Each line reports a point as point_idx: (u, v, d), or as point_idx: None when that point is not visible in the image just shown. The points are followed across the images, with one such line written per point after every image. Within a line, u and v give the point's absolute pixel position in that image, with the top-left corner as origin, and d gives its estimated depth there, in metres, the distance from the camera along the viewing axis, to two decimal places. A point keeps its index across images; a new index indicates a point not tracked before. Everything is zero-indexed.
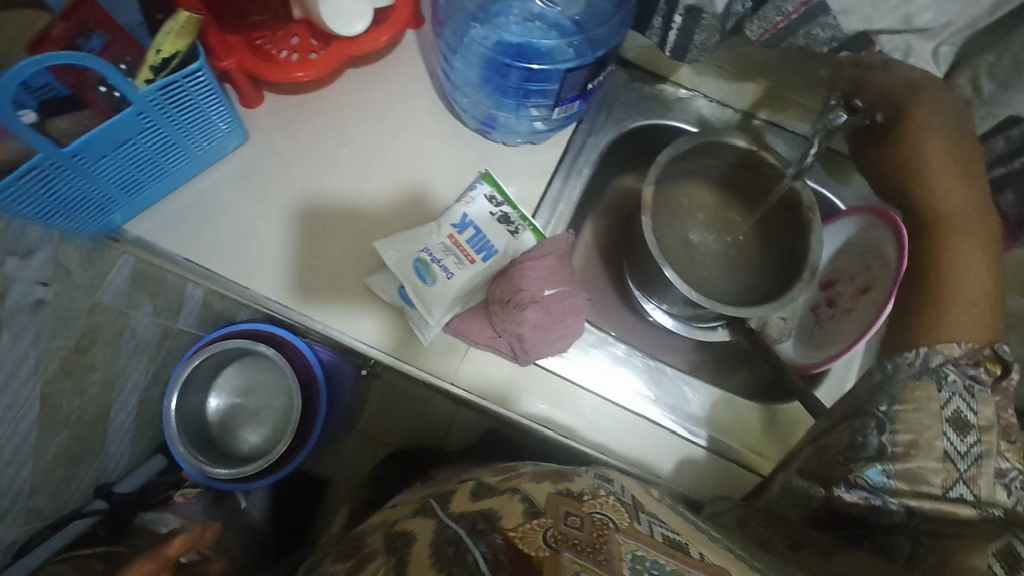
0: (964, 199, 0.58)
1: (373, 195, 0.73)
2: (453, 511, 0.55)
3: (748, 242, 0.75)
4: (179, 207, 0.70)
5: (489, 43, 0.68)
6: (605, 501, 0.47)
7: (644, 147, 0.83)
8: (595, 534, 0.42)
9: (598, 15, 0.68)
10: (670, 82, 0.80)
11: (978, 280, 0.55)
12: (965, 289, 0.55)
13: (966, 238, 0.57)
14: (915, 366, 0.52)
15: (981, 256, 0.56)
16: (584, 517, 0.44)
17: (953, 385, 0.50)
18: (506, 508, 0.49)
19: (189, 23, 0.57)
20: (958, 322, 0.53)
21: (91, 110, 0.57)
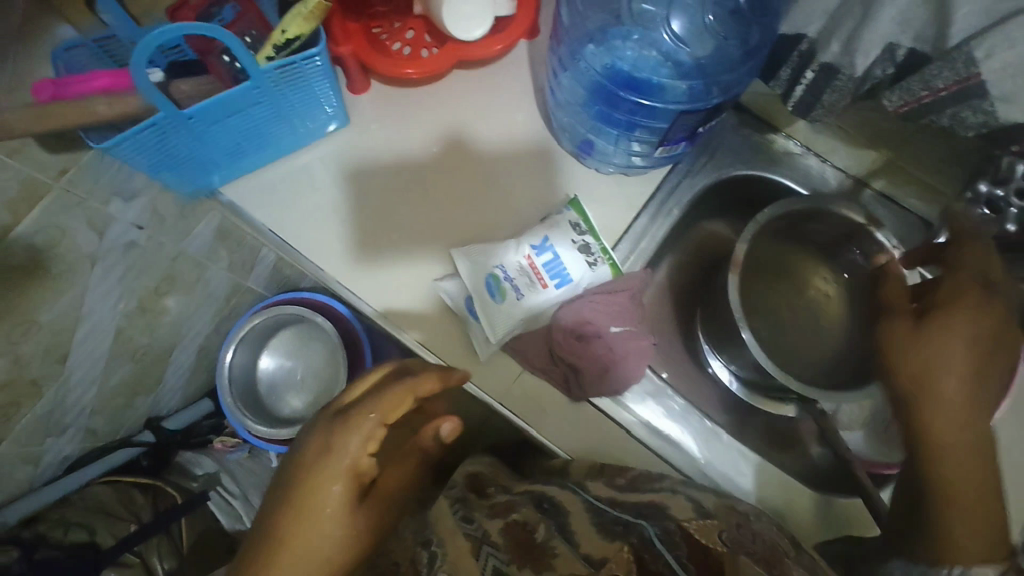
0: (966, 425, 0.48)
1: (455, 202, 0.72)
2: (595, 493, 0.56)
3: (835, 317, 0.71)
4: (272, 180, 0.72)
5: (604, 69, 0.66)
6: (768, 526, 0.51)
7: (741, 197, 0.79)
8: (769, 551, 0.45)
9: (726, 62, 0.64)
10: (782, 133, 0.76)
11: (981, 516, 0.47)
12: (964, 527, 0.47)
13: (964, 459, 0.48)
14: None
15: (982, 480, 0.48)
16: (754, 534, 0.47)
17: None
18: (673, 504, 0.51)
19: (317, 9, 0.57)
20: (964, 540, 0.47)
21: (211, 77, 0.60)
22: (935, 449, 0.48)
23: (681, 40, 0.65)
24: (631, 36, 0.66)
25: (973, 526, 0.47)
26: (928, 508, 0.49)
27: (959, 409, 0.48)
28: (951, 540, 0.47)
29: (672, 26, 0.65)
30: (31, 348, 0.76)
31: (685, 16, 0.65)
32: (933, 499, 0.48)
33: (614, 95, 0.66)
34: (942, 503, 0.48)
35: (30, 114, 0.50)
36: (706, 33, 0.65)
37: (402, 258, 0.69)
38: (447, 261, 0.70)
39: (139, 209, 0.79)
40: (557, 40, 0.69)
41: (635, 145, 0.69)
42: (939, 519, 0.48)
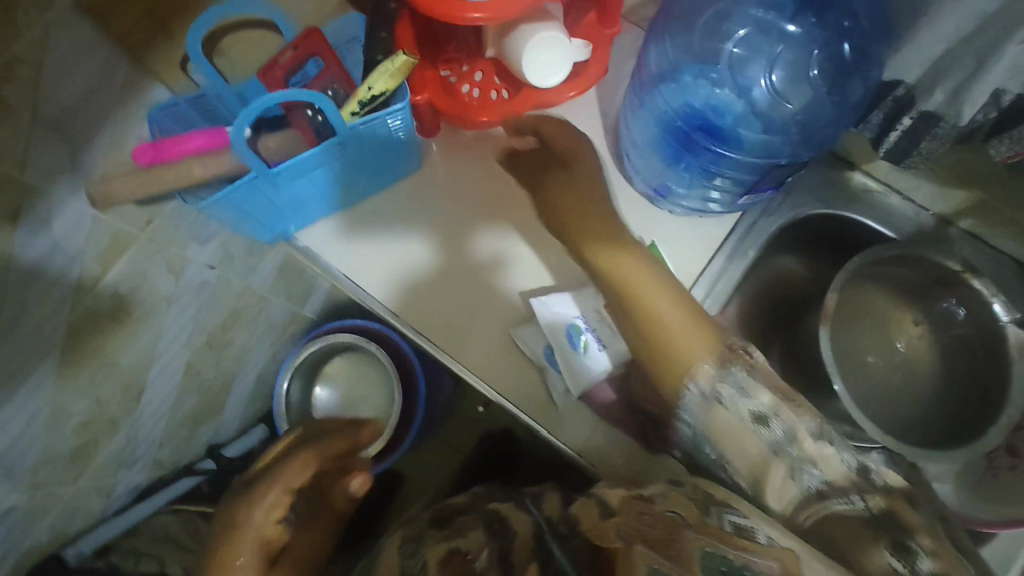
0: (657, 281, 0.60)
1: (472, 209, 0.72)
2: (547, 517, 0.62)
3: (927, 368, 0.67)
4: (346, 226, 0.72)
5: (692, 115, 0.66)
6: (678, 498, 0.48)
7: (817, 236, 0.77)
8: (666, 530, 0.44)
9: (817, 112, 0.64)
10: (860, 170, 0.74)
11: (687, 318, 0.58)
12: (677, 337, 0.56)
13: (656, 293, 0.59)
14: (741, 413, 0.53)
15: (680, 305, 0.59)
16: (658, 516, 0.46)
17: (733, 379, 0.54)
18: (585, 511, 0.53)
19: (404, 65, 0.57)
20: (692, 343, 0.56)
21: (294, 129, 0.61)
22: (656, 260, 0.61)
23: (772, 89, 0.65)
24: (718, 82, 0.66)
25: (695, 339, 0.56)
26: (647, 322, 0.58)
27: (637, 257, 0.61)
28: (744, 461, 0.53)
29: (764, 74, 0.65)
30: (111, 389, 0.78)
31: (781, 64, 0.65)
32: (637, 309, 0.59)
33: (702, 141, 0.65)
34: (653, 310, 0.58)
35: (135, 180, 0.53)
36: (804, 82, 0.64)
37: (408, 259, 0.71)
38: (435, 249, 0.71)
39: (212, 251, 0.81)
40: (637, 82, 0.68)
41: (713, 192, 0.68)
42: (647, 315, 0.58)
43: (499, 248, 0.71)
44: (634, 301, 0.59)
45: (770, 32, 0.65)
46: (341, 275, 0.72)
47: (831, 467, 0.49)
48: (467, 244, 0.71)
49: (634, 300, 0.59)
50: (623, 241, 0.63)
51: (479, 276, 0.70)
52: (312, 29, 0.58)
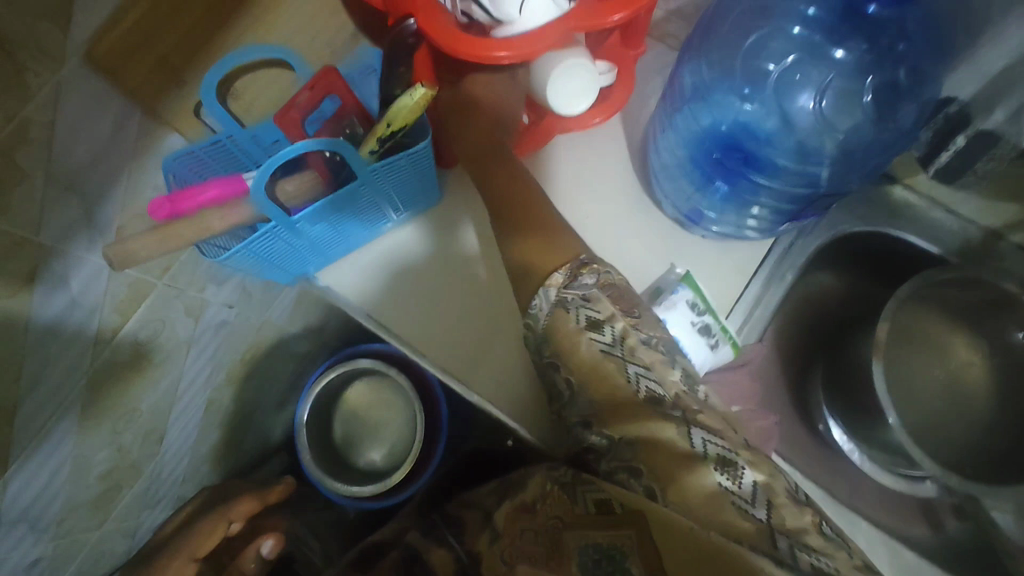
0: (523, 186, 0.59)
1: (477, 227, 0.71)
2: (465, 548, 0.58)
3: (981, 394, 0.64)
4: (367, 263, 0.71)
5: (730, 140, 0.63)
6: (550, 496, 0.50)
7: (858, 254, 0.73)
8: (548, 543, 0.47)
9: (864, 137, 0.61)
10: (900, 184, 0.70)
11: (552, 243, 0.53)
12: (539, 257, 0.53)
13: (531, 212, 0.57)
14: (578, 317, 0.48)
15: (545, 229, 0.55)
16: (538, 530, 0.49)
17: (583, 290, 0.49)
18: (478, 541, 0.55)
19: (422, 99, 0.54)
20: (549, 262, 0.52)
21: (312, 171, 0.58)
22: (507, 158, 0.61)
23: (816, 112, 0.62)
24: (759, 107, 0.63)
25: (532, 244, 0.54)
26: (515, 251, 0.55)
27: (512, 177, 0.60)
28: (580, 366, 0.48)
29: (809, 99, 0.62)
30: (132, 436, 0.77)
31: (830, 90, 0.62)
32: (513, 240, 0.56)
33: (740, 166, 0.62)
34: (524, 239, 0.55)
35: (153, 238, 0.50)
36: (854, 107, 0.61)
37: (404, 274, 0.70)
38: (432, 261, 0.71)
39: (229, 291, 0.79)
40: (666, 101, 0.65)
41: (751, 218, 0.65)
42: (523, 244, 0.55)
43: (488, 250, 0.70)
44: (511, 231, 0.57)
45: (816, 56, 0.62)
46: (347, 300, 0.71)
47: (667, 381, 0.46)
48: (470, 261, 0.70)
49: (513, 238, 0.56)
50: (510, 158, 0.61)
51: (489, 296, 0.69)
52: (330, 68, 0.57)
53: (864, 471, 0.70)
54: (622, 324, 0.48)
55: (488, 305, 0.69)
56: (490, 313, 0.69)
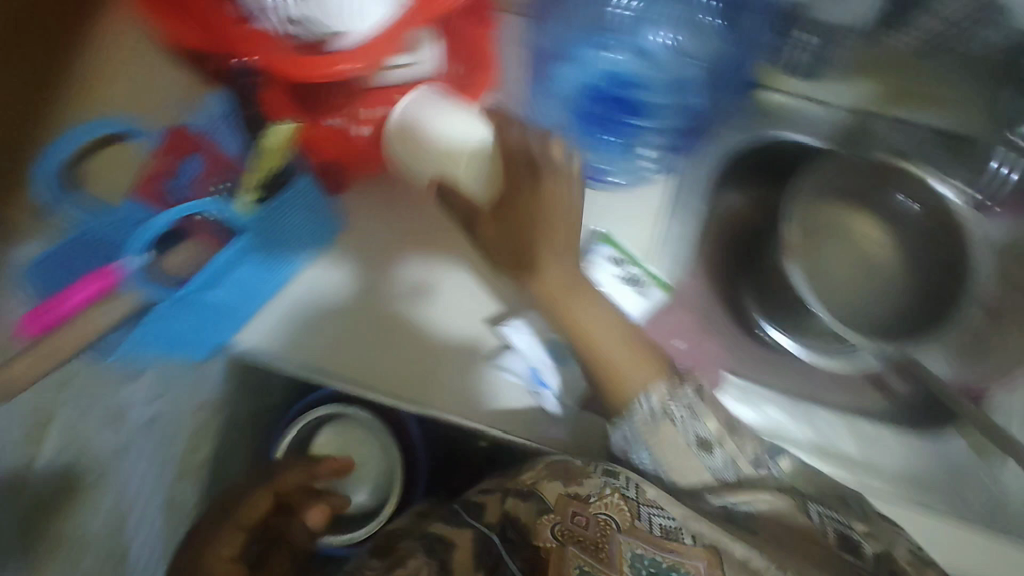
0: (574, 263, 0.57)
1: (391, 247, 0.67)
2: (489, 522, 0.48)
3: (891, 261, 0.69)
4: (279, 312, 0.66)
5: (604, 83, 0.67)
6: (609, 500, 0.46)
7: (757, 166, 0.73)
8: (598, 533, 0.45)
9: (719, 56, 0.68)
10: (772, 89, 0.70)
11: (617, 339, 0.55)
12: (615, 363, 0.54)
13: (588, 306, 0.56)
14: (678, 413, 0.52)
15: (602, 308, 0.56)
16: (590, 517, 0.46)
17: (685, 402, 0.53)
18: (517, 507, 0.48)
19: (290, 132, 0.54)
20: (635, 368, 0.54)
21: (195, 239, 0.54)
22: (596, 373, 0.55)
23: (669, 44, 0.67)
24: (620, 55, 0.67)
25: (607, 337, 0.55)
26: (584, 350, 0.55)
27: (559, 260, 0.56)
28: (674, 462, 0.52)
29: (663, 35, 0.67)
30: None
31: (677, 22, 0.67)
32: (575, 336, 0.56)
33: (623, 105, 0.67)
34: (589, 324, 0.55)
35: (31, 358, 0.47)
36: (701, 32, 0.67)
37: (326, 318, 0.66)
38: (347, 290, 0.67)
39: None
40: (534, 69, 0.67)
41: (647, 155, 0.68)
42: (590, 346, 0.55)
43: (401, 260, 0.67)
44: (571, 332, 0.56)
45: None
46: (272, 361, 0.66)
47: (754, 477, 0.51)
48: (394, 283, 0.67)
49: (572, 331, 0.56)
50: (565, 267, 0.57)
51: (421, 316, 0.66)
52: (178, 128, 0.53)
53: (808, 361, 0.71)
54: (729, 447, 0.52)
55: (422, 325, 0.66)
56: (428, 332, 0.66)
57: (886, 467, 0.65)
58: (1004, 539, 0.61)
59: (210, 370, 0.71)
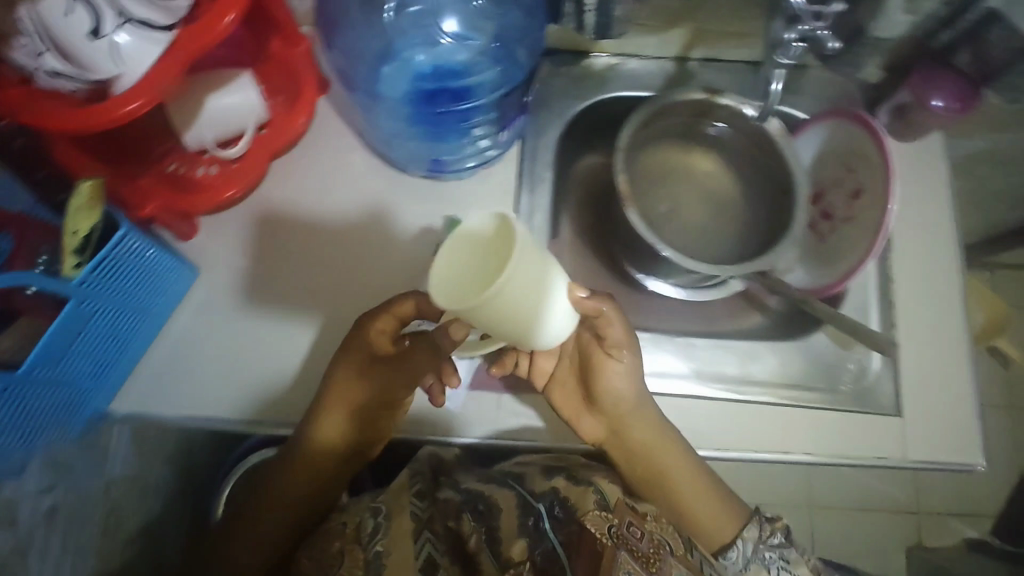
0: (688, 486, 0.63)
1: (284, 280, 0.69)
2: (534, 492, 0.57)
3: (730, 189, 0.73)
4: (159, 366, 0.66)
5: (416, 80, 0.66)
6: (665, 527, 0.53)
7: (594, 127, 0.79)
8: (651, 549, 0.49)
9: (508, 24, 0.69)
10: (593, 54, 0.77)
11: (705, 495, 0.63)
12: (693, 499, 0.63)
13: (677, 467, 0.62)
14: (747, 551, 0.61)
15: (700, 490, 0.63)
16: (642, 530, 0.51)
17: (777, 549, 0.61)
18: (580, 497, 0.54)
19: (94, 190, 0.51)
20: (710, 518, 0.63)
21: (27, 316, 0.52)
22: (655, 470, 0.63)
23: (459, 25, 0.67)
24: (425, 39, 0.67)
25: (687, 484, 0.63)
26: (665, 489, 0.63)
27: (660, 498, 0.63)
28: (714, 521, 0.63)
29: (448, 17, 0.67)
30: None
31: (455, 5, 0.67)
32: (665, 487, 0.63)
33: (442, 94, 0.66)
34: (676, 480, 0.63)
35: None
36: (482, 7, 0.68)
37: (261, 369, 0.66)
38: (226, 325, 0.67)
39: None
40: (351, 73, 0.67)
41: (480, 134, 0.70)
42: (682, 497, 0.63)
43: (276, 286, 0.69)
44: (658, 487, 0.63)
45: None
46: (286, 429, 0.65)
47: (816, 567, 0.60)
48: (284, 308, 0.68)
49: (664, 487, 0.63)
50: (649, 471, 0.63)
51: (305, 335, 0.67)
52: None
53: (689, 302, 0.77)
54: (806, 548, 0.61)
55: (307, 343, 0.67)
56: (316, 348, 0.67)
57: (758, 382, 0.69)
58: (874, 414, 0.66)
59: (106, 450, 0.65)
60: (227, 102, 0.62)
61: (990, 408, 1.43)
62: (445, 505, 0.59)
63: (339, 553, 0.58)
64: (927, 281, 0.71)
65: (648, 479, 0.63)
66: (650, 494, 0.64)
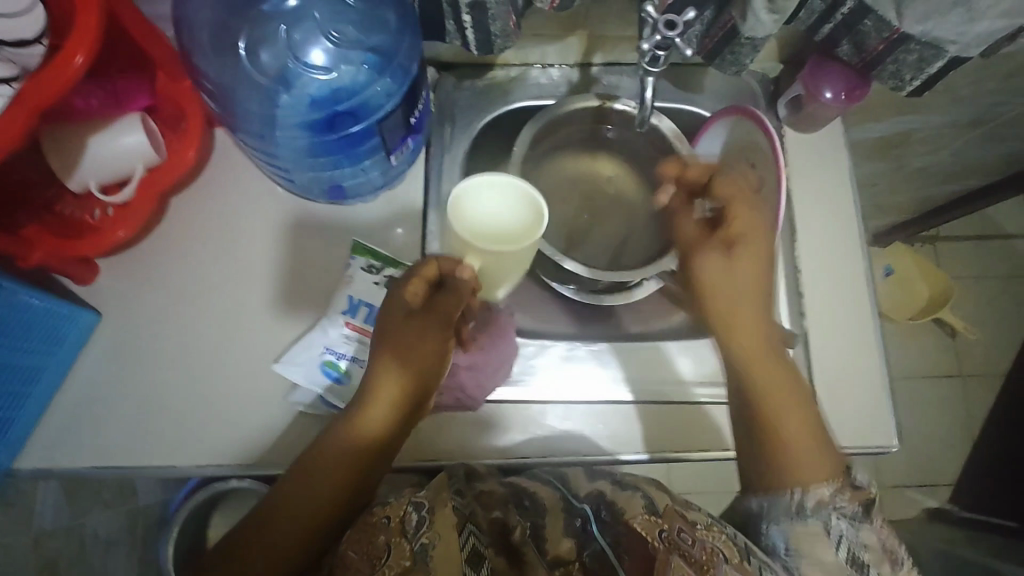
0: (798, 416, 0.55)
1: (184, 318, 0.67)
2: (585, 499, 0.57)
3: (635, 190, 0.76)
4: (65, 417, 0.64)
5: (302, 104, 0.62)
6: (715, 532, 0.51)
7: (504, 138, 0.80)
8: (704, 555, 0.48)
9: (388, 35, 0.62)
10: (497, 67, 0.77)
11: (805, 431, 0.54)
12: (793, 439, 0.54)
13: (777, 392, 0.56)
14: (797, 513, 0.52)
15: (805, 419, 0.55)
16: (695, 538, 0.49)
17: (850, 524, 0.51)
18: (626, 501, 0.54)
19: None
20: (812, 463, 0.53)
21: None
22: (753, 373, 0.57)
23: (342, 41, 0.62)
24: (311, 57, 0.62)
25: (790, 405, 0.55)
26: (759, 408, 0.56)
27: (785, 408, 0.55)
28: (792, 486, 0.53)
29: (332, 34, 0.62)
30: None
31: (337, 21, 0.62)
32: (765, 410, 0.55)
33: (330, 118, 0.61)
34: (777, 408, 0.55)
35: None
36: (367, 19, 0.62)
37: (175, 410, 0.65)
38: (133, 370, 0.66)
39: None
40: (237, 110, 0.62)
41: (376, 162, 0.66)
42: (774, 422, 0.55)
43: (187, 324, 0.67)
44: (763, 422, 0.55)
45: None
46: (239, 467, 0.64)
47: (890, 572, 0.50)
48: (188, 349, 0.66)
49: (758, 410, 0.56)
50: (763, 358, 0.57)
51: (218, 371, 0.66)
52: None
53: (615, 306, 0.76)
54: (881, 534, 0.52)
55: (219, 378, 0.66)
56: (229, 384, 0.66)
57: (674, 384, 0.70)
58: None
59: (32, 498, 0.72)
60: (114, 146, 0.61)
61: (931, 376, 1.48)
62: (486, 496, 0.57)
63: (385, 547, 0.48)
64: (833, 264, 0.72)
65: (751, 420, 0.56)
66: (744, 434, 0.57)
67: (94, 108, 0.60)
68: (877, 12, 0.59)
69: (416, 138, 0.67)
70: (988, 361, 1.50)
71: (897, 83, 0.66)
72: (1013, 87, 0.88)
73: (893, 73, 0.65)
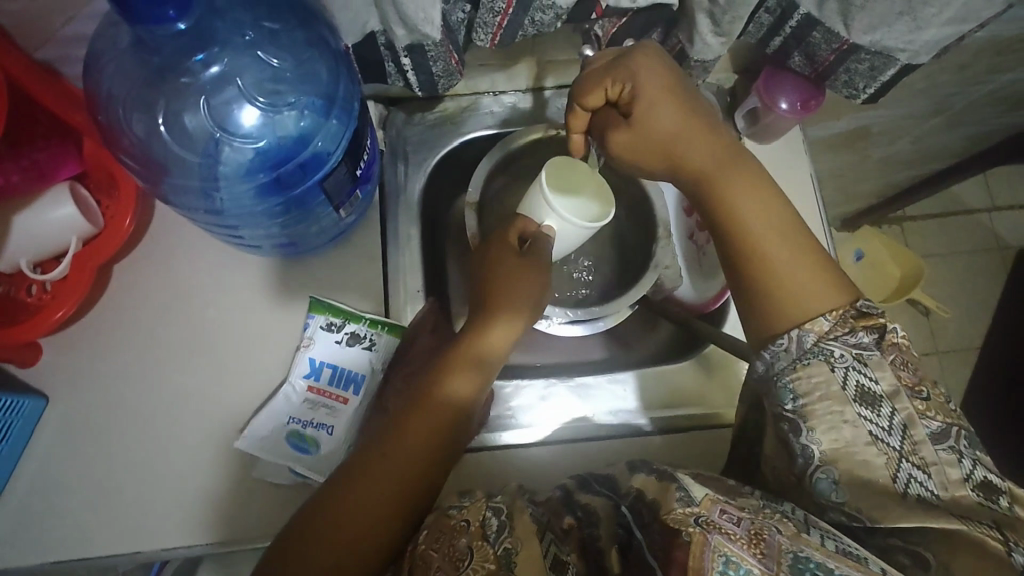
0: (775, 219, 0.53)
1: (137, 395, 0.64)
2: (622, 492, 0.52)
3: None
4: (16, 512, 0.60)
5: (246, 163, 0.57)
6: (770, 513, 0.46)
7: (460, 171, 0.77)
8: (751, 529, 0.44)
9: (317, 82, 0.57)
10: (447, 98, 0.74)
11: (772, 221, 0.53)
12: (777, 249, 0.52)
13: (747, 184, 0.54)
14: (793, 350, 0.50)
15: (763, 203, 0.54)
16: (742, 516, 0.45)
17: (847, 345, 0.49)
18: (662, 494, 0.49)
19: None
20: (803, 277, 0.52)
21: None
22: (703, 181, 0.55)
23: (278, 92, 0.57)
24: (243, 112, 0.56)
25: (770, 227, 0.53)
26: (733, 233, 0.54)
27: (769, 221, 0.53)
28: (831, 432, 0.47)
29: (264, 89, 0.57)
30: None
31: (269, 74, 0.56)
32: (738, 234, 0.53)
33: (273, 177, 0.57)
34: (744, 219, 0.53)
35: None
36: (301, 66, 0.57)
37: (136, 495, 0.61)
38: (89, 456, 0.62)
39: None
40: (166, 184, 0.56)
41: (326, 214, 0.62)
42: (757, 244, 0.53)
43: (143, 400, 0.64)
44: (730, 229, 0.54)
45: (214, 9, 0.53)
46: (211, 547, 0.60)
47: (951, 470, 0.45)
48: (144, 427, 0.63)
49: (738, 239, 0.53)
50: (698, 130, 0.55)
51: (180, 447, 0.63)
52: None
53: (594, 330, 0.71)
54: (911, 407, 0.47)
55: (182, 456, 0.62)
56: (193, 461, 0.62)
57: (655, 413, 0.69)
58: None
59: None
60: (46, 221, 0.58)
61: None
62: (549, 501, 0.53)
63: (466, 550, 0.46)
64: None
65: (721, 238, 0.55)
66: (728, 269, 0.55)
67: (17, 183, 0.58)
68: (825, 25, 0.59)
69: (370, 182, 0.64)
70: (961, 338, 1.51)
71: (851, 92, 0.65)
72: (964, 79, 0.88)
73: (846, 83, 0.64)
